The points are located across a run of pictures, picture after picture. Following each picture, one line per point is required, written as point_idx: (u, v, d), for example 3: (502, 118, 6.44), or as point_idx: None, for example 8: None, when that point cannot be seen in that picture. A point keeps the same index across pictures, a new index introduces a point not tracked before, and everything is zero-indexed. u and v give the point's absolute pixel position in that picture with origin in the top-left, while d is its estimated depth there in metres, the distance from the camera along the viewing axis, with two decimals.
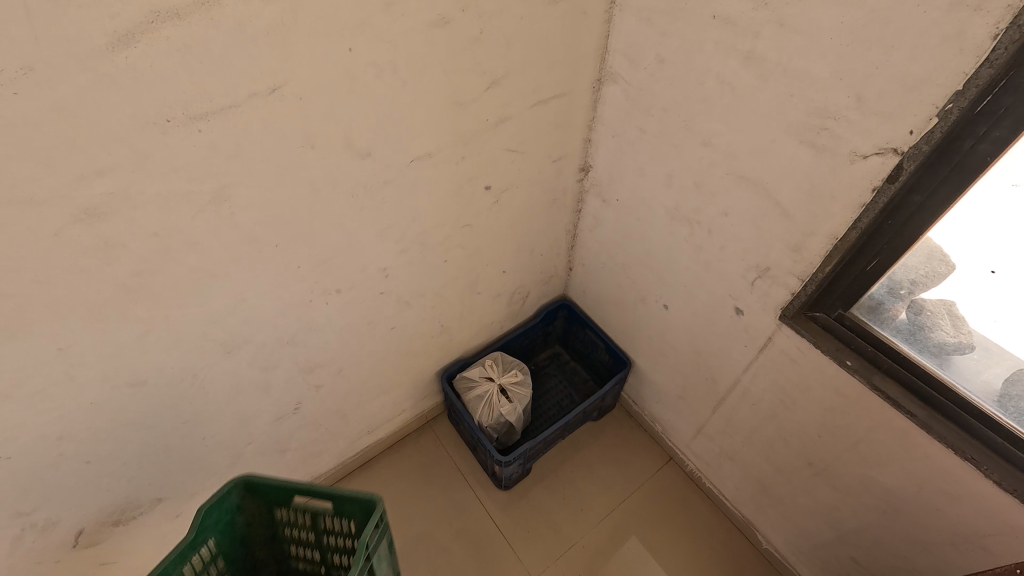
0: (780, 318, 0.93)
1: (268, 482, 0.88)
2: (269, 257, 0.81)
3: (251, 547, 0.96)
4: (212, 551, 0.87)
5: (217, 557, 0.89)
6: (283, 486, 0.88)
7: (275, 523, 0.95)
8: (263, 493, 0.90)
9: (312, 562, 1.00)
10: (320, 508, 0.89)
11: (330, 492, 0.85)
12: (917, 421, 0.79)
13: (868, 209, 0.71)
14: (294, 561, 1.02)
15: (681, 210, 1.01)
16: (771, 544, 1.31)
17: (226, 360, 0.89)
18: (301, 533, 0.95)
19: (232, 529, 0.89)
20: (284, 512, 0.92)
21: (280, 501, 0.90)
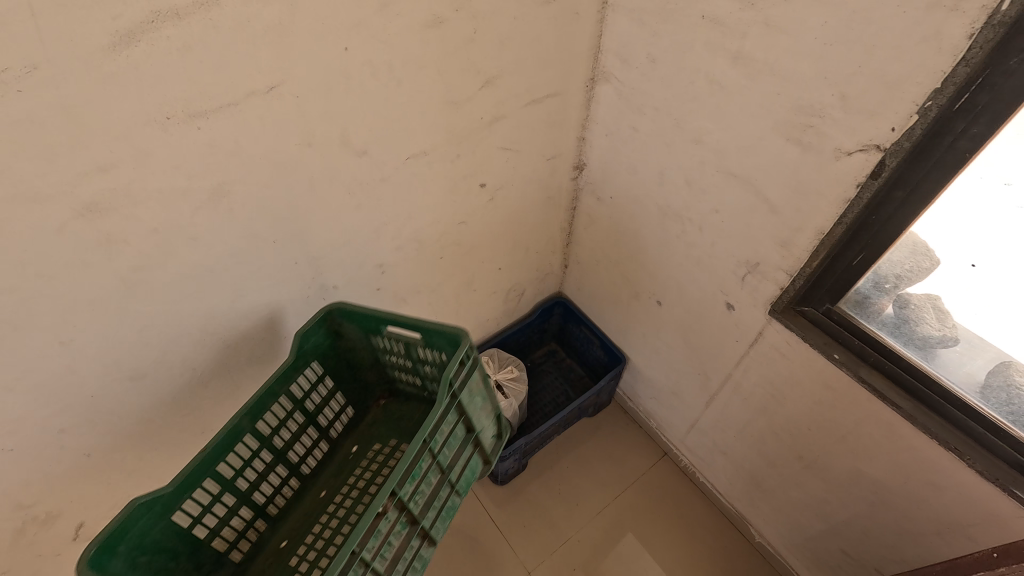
0: (770, 313, 0.94)
1: (359, 311, 0.91)
2: (267, 253, 0.82)
3: (359, 371, 1.03)
4: (321, 372, 0.96)
5: (326, 376, 0.97)
6: (373, 315, 0.90)
7: (375, 350, 1.00)
8: (356, 321, 0.93)
9: (412, 383, 1.03)
10: (413, 339, 0.92)
11: (418, 323, 0.86)
12: (902, 412, 0.80)
13: (853, 204, 0.73)
14: (399, 383, 1.06)
15: (673, 207, 1.02)
16: (763, 538, 1.33)
17: (225, 355, 0.91)
18: (404, 364, 0.99)
19: (334, 352, 0.97)
20: (381, 341, 0.96)
21: (373, 330, 0.93)
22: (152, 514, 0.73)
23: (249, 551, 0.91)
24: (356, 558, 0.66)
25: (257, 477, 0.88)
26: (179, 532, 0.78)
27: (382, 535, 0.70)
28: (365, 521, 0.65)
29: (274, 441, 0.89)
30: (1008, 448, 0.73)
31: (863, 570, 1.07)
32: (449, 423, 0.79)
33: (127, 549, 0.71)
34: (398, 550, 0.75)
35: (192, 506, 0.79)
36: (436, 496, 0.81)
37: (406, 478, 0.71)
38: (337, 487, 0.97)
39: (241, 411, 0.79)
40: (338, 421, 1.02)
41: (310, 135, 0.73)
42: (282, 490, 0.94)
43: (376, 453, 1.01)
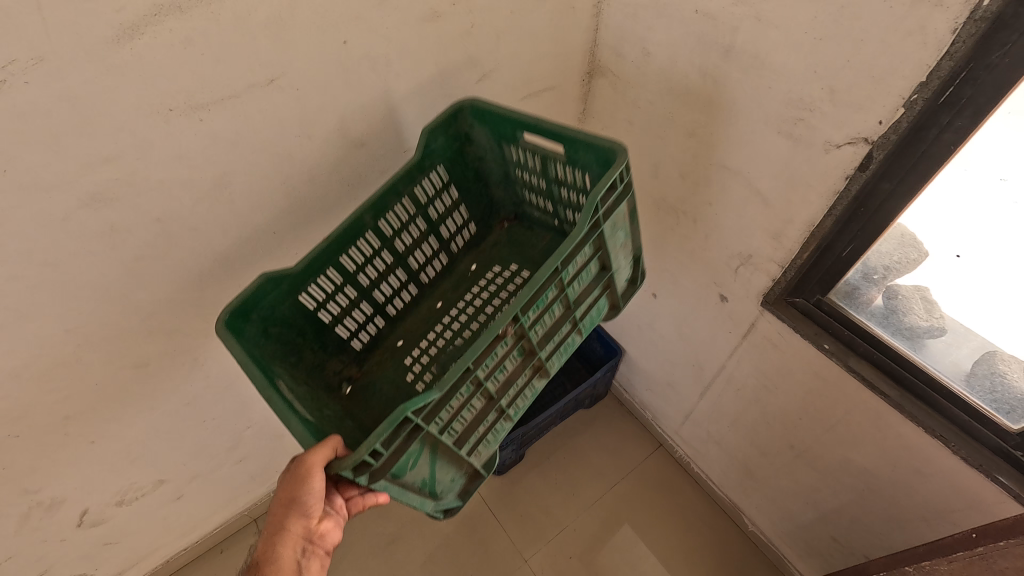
0: (762, 304, 0.96)
1: (490, 109, 0.83)
2: (267, 244, 0.84)
3: (486, 184, 0.98)
4: (446, 179, 0.91)
5: (450, 184, 0.93)
6: (505, 115, 0.82)
7: (505, 164, 0.93)
8: (488, 123, 0.86)
9: (542, 209, 0.96)
10: (551, 152, 0.83)
11: (565, 132, 0.75)
12: (889, 400, 0.82)
13: (842, 196, 0.74)
14: (529, 208, 0.99)
15: (668, 200, 1.04)
16: (756, 526, 1.35)
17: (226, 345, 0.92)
18: (536, 185, 0.92)
19: (460, 157, 0.92)
20: (516, 152, 0.89)
21: (506, 136, 0.86)
22: (278, 292, 0.77)
23: (371, 348, 0.93)
24: (473, 372, 0.63)
25: (376, 277, 0.88)
26: (306, 313, 0.82)
27: (499, 357, 0.66)
28: (485, 338, 0.61)
29: (395, 242, 0.88)
30: (991, 435, 0.74)
31: (853, 557, 1.09)
32: (584, 253, 0.70)
33: (261, 316, 0.77)
34: (511, 377, 0.71)
35: (315, 293, 0.82)
36: (558, 330, 0.74)
37: (531, 301, 0.64)
38: (454, 300, 0.97)
39: (363, 204, 0.80)
40: (459, 235, 0.99)
41: (310, 126, 0.74)
42: (400, 295, 0.94)
43: (492, 278, 0.97)
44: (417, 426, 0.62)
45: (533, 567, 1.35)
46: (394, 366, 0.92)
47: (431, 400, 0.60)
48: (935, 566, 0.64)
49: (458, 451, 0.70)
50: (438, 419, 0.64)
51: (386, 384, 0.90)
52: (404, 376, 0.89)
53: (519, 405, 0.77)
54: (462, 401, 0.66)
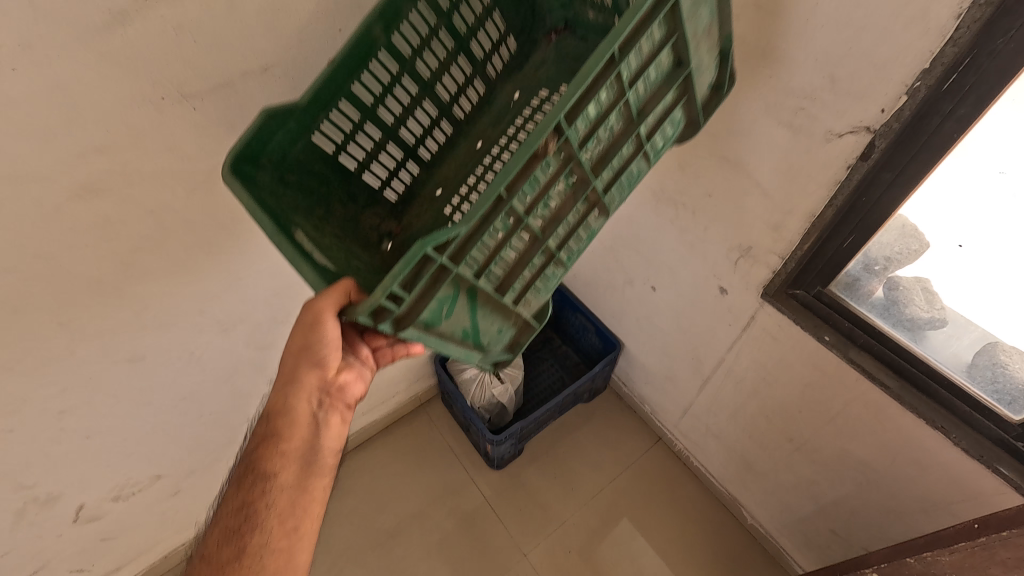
0: (762, 296, 0.95)
1: None
2: (262, 237, 0.83)
3: None
4: None
5: None
6: None
7: None
8: None
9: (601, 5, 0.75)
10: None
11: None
12: (890, 392, 0.82)
13: (843, 186, 0.74)
14: (581, 9, 0.78)
15: (667, 192, 1.03)
16: (755, 519, 1.35)
17: (222, 338, 0.92)
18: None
19: None
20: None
21: None
22: (289, 132, 0.67)
23: (407, 197, 0.85)
24: (510, 201, 0.54)
25: (402, 111, 0.77)
26: (324, 158, 0.73)
27: (541, 185, 0.56)
28: (518, 161, 0.50)
29: (416, 69, 0.74)
30: (992, 426, 0.74)
31: (852, 549, 1.09)
32: (649, 47, 0.55)
33: (275, 155, 0.67)
34: (559, 211, 0.62)
35: (330, 134, 0.72)
36: (616, 152, 0.61)
37: (577, 109, 0.52)
38: (494, 139, 0.83)
39: (372, 10, 0.64)
40: (495, 55, 0.83)
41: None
42: (432, 136, 0.83)
43: (537, 104, 0.80)
44: (444, 267, 0.55)
45: (532, 561, 1.35)
46: (436, 214, 0.83)
47: (458, 236, 0.52)
48: (936, 557, 0.64)
49: (500, 298, 0.65)
50: (470, 260, 0.57)
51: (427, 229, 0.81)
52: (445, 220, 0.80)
53: (571, 246, 0.68)
54: (499, 237, 0.58)
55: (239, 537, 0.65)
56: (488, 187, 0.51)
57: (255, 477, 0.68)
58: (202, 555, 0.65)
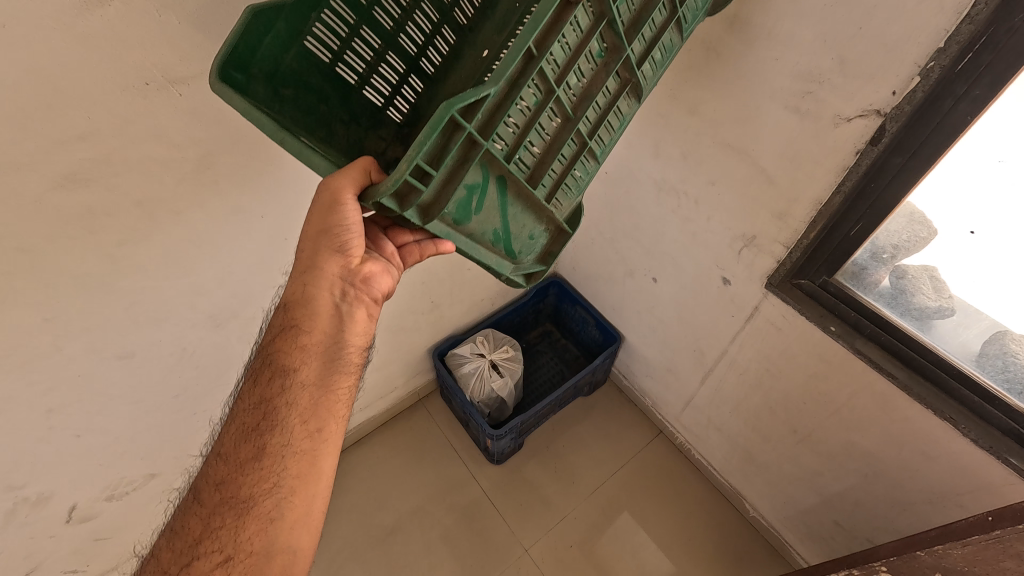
0: (767, 287, 0.94)
1: None
2: (255, 229, 0.81)
3: None
4: None
5: None
6: None
7: None
8: None
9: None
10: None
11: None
12: (897, 382, 0.80)
13: (851, 172, 0.72)
14: None
15: (669, 181, 1.01)
16: (757, 512, 1.34)
17: (215, 334, 0.89)
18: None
19: None
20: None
21: None
22: (278, 33, 0.57)
23: (412, 115, 0.75)
24: (540, 58, 0.53)
25: (402, 13, 0.66)
26: (320, 68, 0.63)
27: (569, 49, 0.56)
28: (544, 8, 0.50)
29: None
30: (1002, 416, 0.73)
31: (856, 541, 1.08)
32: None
33: (266, 63, 0.57)
34: (589, 86, 0.61)
35: (323, 41, 0.61)
36: (646, 19, 0.60)
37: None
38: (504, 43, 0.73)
39: None
40: None
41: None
42: (436, 44, 0.72)
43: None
44: (475, 141, 0.54)
45: (533, 555, 1.33)
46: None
47: (489, 97, 0.51)
48: (947, 550, 0.61)
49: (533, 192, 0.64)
50: (501, 137, 0.56)
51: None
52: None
53: (604, 133, 0.67)
54: (530, 110, 0.57)
55: (259, 434, 0.64)
56: (517, 41, 0.51)
57: (276, 373, 0.67)
58: (222, 452, 0.65)
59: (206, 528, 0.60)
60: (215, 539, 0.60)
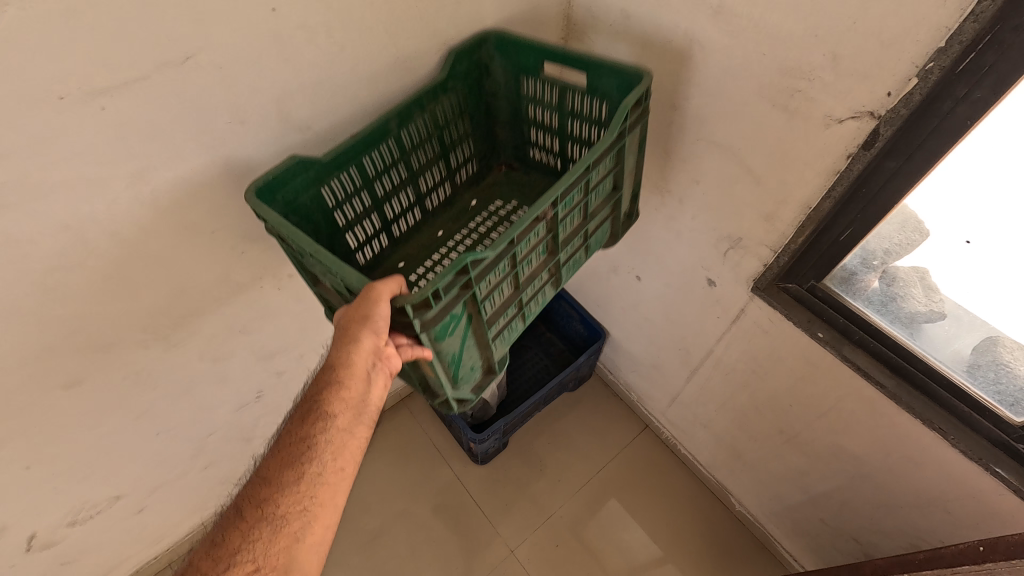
0: (754, 290, 0.90)
1: (519, 40, 0.82)
2: (205, 245, 0.74)
3: (493, 122, 0.94)
4: (463, 111, 0.88)
5: (464, 114, 0.88)
6: (534, 44, 0.81)
7: (517, 100, 0.91)
8: (515, 54, 0.85)
9: (546, 153, 0.95)
10: (571, 84, 0.84)
11: (584, 62, 0.80)
12: (885, 391, 0.78)
13: (842, 176, 0.67)
14: (531, 144, 0.96)
15: (652, 178, 0.96)
16: (743, 506, 1.33)
17: (173, 354, 0.84)
18: (545, 138, 0.93)
19: (477, 91, 0.89)
20: (531, 87, 0.87)
21: (529, 66, 0.85)
22: (307, 183, 0.71)
23: (371, 261, 0.86)
24: (514, 254, 0.65)
25: (390, 189, 0.82)
26: (323, 209, 0.75)
27: (531, 245, 0.69)
28: (528, 220, 0.63)
29: (419, 179, 0.86)
30: (993, 427, 0.71)
31: (841, 538, 1.08)
32: (605, 167, 0.75)
33: (285, 200, 0.70)
34: (534, 271, 0.73)
35: (334, 190, 0.75)
36: (574, 239, 0.78)
37: (566, 194, 0.68)
38: (456, 231, 0.93)
39: (394, 110, 0.75)
40: (463, 169, 0.94)
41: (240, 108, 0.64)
42: (408, 216, 0.88)
43: (496, 212, 0.95)
44: (467, 285, 0.61)
45: (520, 556, 1.32)
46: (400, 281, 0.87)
47: (485, 258, 0.60)
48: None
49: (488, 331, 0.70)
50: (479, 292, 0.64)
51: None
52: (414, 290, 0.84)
53: (532, 307, 0.79)
54: (499, 278, 0.67)
55: (296, 461, 0.60)
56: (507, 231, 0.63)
57: (318, 407, 0.62)
58: (259, 478, 0.59)
59: (242, 541, 0.55)
60: (249, 551, 0.55)
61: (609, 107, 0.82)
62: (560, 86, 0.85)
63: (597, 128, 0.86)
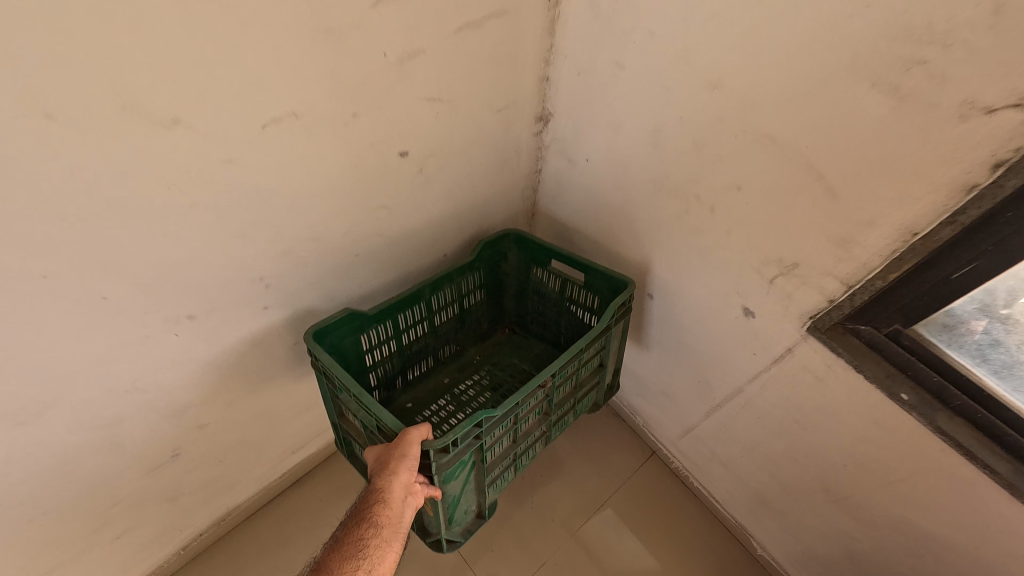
0: (810, 330, 0.68)
1: (534, 238, 0.99)
2: (39, 295, 0.51)
3: (503, 295, 1.08)
4: (481, 284, 1.02)
5: (479, 288, 1.02)
6: (548, 246, 0.97)
7: (527, 283, 1.05)
8: (529, 248, 1.00)
9: (546, 325, 1.07)
10: (572, 278, 0.97)
11: (590, 265, 0.92)
12: (998, 480, 0.56)
13: (981, 197, 0.45)
14: (533, 316, 1.09)
15: (673, 180, 0.73)
16: (767, 552, 1.14)
17: (27, 430, 0.61)
18: (547, 315, 1.06)
19: (495, 273, 1.04)
20: (541, 273, 1.02)
21: (539, 260, 1.00)
22: (350, 328, 0.82)
23: (382, 398, 0.94)
24: (517, 409, 0.75)
25: (411, 341, 0.93)
26: (357, 352, 0.85)
27: (532, 406, 0.79)
28: (532, 386, 0.74)
29: (437, 333, 0.97)
30: None
31: None
32: (595, 346, 0.86)
33: (331, 342, 0.80)
34: (530, 429, 0.83)
35: (370, 338, 0.86)
36: (568, 401, 0.88)
37: (566, 366, 0.79)
38: (460, 381, 1.03)
39: (428, 281, 0.89)
40: (473, 327, 1.06)
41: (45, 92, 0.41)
42: (421, 363, 0.98)
43: (496, 368, 1.05)
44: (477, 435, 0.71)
45: None
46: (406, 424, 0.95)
47: (496, 414, 0.71)
48: None
49: (486, 477, 0.77)
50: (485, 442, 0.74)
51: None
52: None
53: (525, 461, 0.87)
54: (503, 431, 0.76)
55: (351, 561, 0.55)
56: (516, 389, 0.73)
57: (365, 517, 0.59)
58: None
59: None
60: None
61: (603, 301, 0.94)
62: (565, 274, 0.98)
63: (591, 316, 0.98)
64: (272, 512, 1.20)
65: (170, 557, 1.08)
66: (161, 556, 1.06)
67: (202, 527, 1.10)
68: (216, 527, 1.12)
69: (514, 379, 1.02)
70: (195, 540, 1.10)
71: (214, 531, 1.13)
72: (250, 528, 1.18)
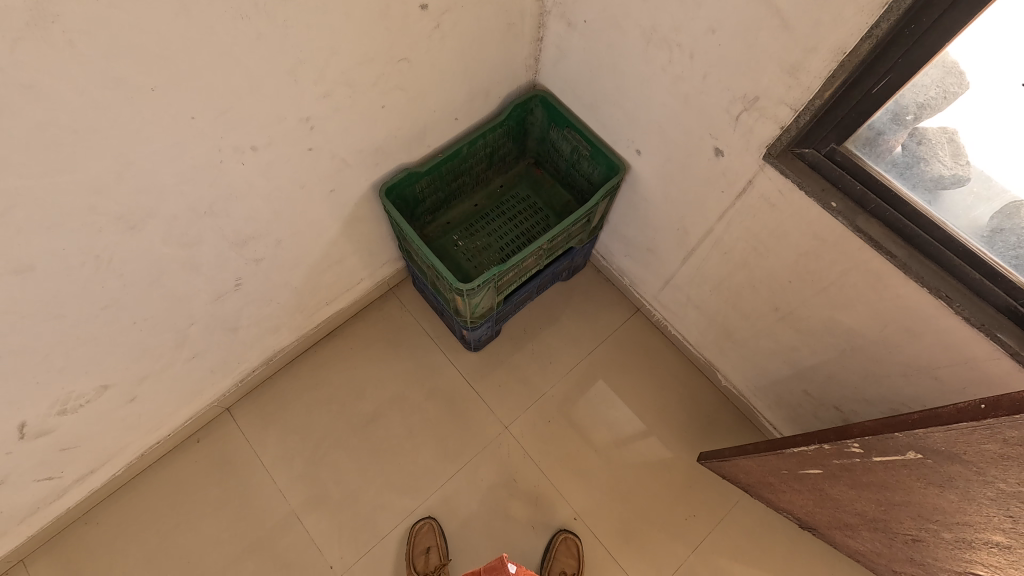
0: (766, 158, 0.83)
1: (557, 102, 1.17)
2: (145, 107, 0.63)
3: (526, 138, 1.29)
4: (508, 134, 1.23)
5: (506, 137, 1.24)
6: (566, 113, 1.16)
7: (546, 138, 1.26)
8: (551, 110, 1.19)
9: (558, 170, 1.31)
10: (581, 148, 1.19)
11: (597, 142, 1.13)
12: (895, 261, 0.75)
13: (892, 9, 0.58)
14: (550, 158, 1.30)
15: (659, 30, 0.84)
16: (728, 381, 1.38)
17: (133, 240, 0.77)
18: (559, 163, 1.28)
19: (521, 125, 1.24)
20: (556, 135, 1.23)
21: (558, 123, 1.20)
22: (409, 181, 1.12)
23: (429, 219, 1.27)
24: (519, 265, 1.11)
25: (450, 181, 1.21)
26: (413, 187, 1.14)
27: (532, 257, 1.15)
28: (529, 250, 1.08)
29: (469, 173, 1.24)
30: (1000, 293, 0.70)
31: (822, 407, 1.12)
32: (583, 219, 1.16)
33: (398, 192, 1.12)
34: (532, 267, 1.19)
35: (421, 180, 1.14)
36: (562, 245, 1.22)
37: (557, 235, 1.12)
38: (487, 205, 1.32)
39: (465, 140, 1.14)
40: (501, 161, 1.30)
41: None
42: (457, 193, 1.27)
43: (513, 199, 1.34)
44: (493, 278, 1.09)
45: (513, 432, 1.36)
46: (445, 238, 1.29)
47: (505, 266, 1.06)
48: (918, 489, 0.73)
49: (499, 297, 1.19)
50: (498, 282, 1.12)
51: (439, 249, 1.28)
52: (455, 252, 1.27)
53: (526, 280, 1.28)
54: (511, 274, 1.13)
55: None
56: (520, 253, 1.08)
57: None
58: None
59: None
60: None
61: (601, 174, 1.19)
62: (575, 142, 1.19)
63: (590, 180, 1.23)
64: (310, 356, 1.40)
65: (232, 387, 1.30)
66: (225, 385, 1.28)
67: (254, 364, 1.30)
68: (265, 365, 1.33)
69: (526, 213, 1.33)
70: (250, 375, 1.32)
71: (265, 368, 1.34)
72: (292, 370, 1.39)
